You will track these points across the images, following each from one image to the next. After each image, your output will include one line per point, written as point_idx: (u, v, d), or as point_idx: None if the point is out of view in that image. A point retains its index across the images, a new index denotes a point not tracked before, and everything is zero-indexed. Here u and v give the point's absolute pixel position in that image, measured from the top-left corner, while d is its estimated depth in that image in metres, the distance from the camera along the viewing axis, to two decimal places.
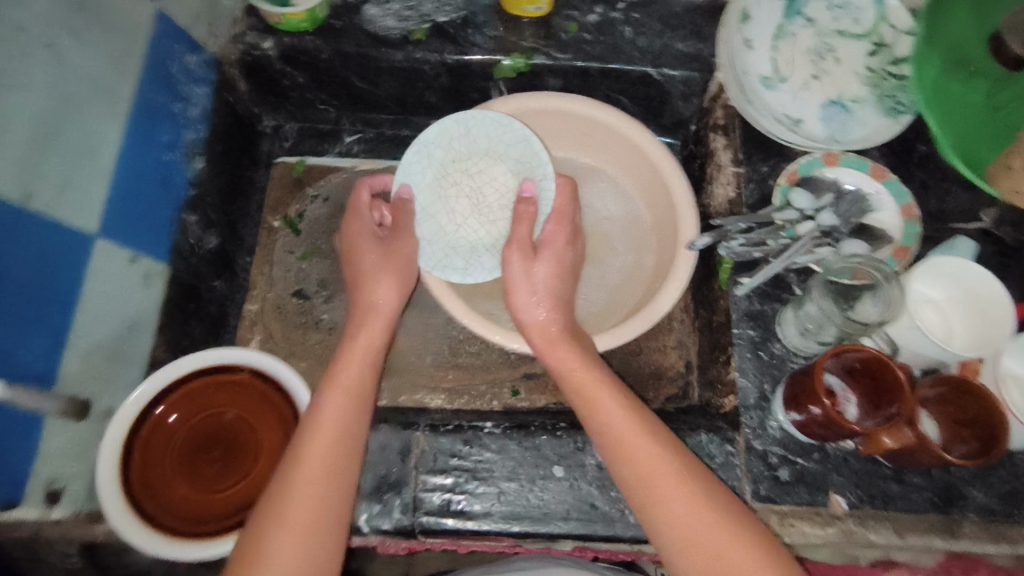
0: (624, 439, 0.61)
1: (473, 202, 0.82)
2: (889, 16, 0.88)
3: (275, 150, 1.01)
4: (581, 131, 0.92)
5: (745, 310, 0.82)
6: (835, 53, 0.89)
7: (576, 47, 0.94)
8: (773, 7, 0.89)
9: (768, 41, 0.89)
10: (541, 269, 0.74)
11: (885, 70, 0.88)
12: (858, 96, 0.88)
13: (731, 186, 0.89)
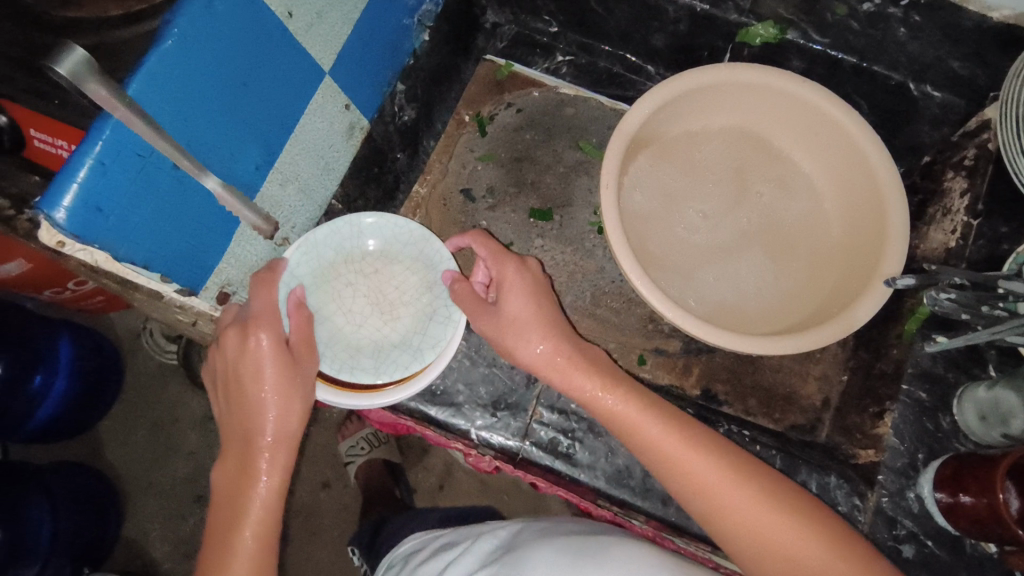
0: (660, 454, 0.56)
1: (373, 302, 0.72)
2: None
3: (487, 48, 1.00)
4: (800, 120, 0.84)
5: (924, 369, 0.74)
6: None
7: (837, 31, 0.84)
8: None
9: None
10: (512, 303, 0.62)
11: None
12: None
13: (955, 235, 0.80)
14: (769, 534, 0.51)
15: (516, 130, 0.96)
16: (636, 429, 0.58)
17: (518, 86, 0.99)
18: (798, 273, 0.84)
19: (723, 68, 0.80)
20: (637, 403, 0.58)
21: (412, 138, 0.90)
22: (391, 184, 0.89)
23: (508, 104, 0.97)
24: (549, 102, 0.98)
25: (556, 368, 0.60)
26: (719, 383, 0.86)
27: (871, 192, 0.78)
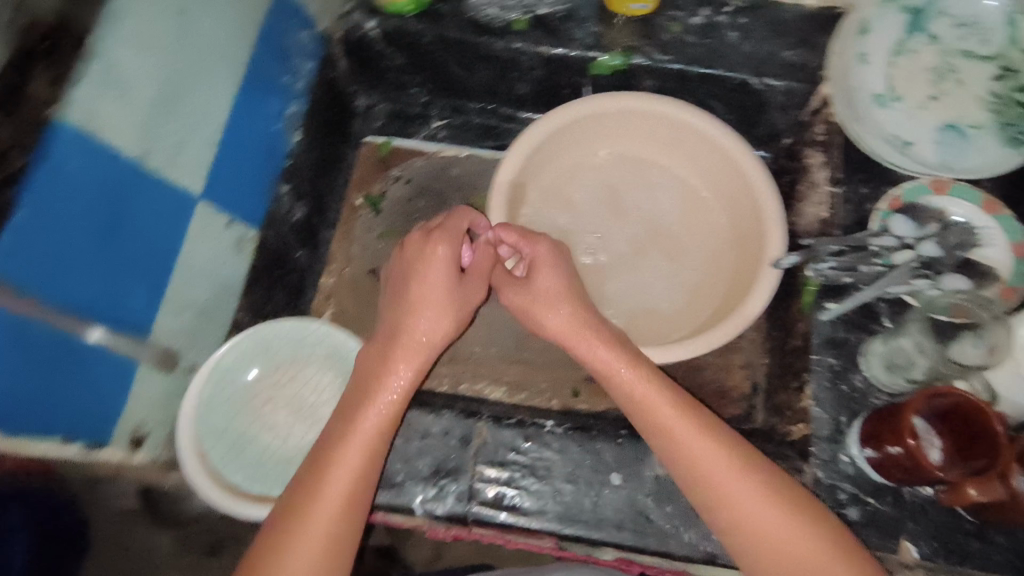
0: (647, 404, 0.64)
1: (294, 410, 0.75)
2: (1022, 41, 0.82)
3: (365, 130, 1.02)
4: (665, 133, 0.89)
5: (827, 335, 0.78)
6: (958, 74, 0.84)
7: (676, 49, 0.92)
8: (893, 23, 0.85)
9: (884, 56, 0.84)
10: (545, 276, 0.71)
11: (1011, 96, 0.82)
12: (980, 122, 0.82)
13: (825, 206, 0.84)
14: (726, 499, 0.59)
15: (409, 200, 1.00)
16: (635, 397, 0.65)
17: (400, 159, 1.03)
18: (698, 272, 0.89)
19: (578, 105, 0.85)
20: (635, 363, 0.66)
21: (308, 233, 0.91)
22: (297, 282, 0.89)
23: (397, 178, 1.01)
24: (434, 168, 1.02)
25: (577, 330, 0.69)
26: None
27: (742, 184, 0.84)
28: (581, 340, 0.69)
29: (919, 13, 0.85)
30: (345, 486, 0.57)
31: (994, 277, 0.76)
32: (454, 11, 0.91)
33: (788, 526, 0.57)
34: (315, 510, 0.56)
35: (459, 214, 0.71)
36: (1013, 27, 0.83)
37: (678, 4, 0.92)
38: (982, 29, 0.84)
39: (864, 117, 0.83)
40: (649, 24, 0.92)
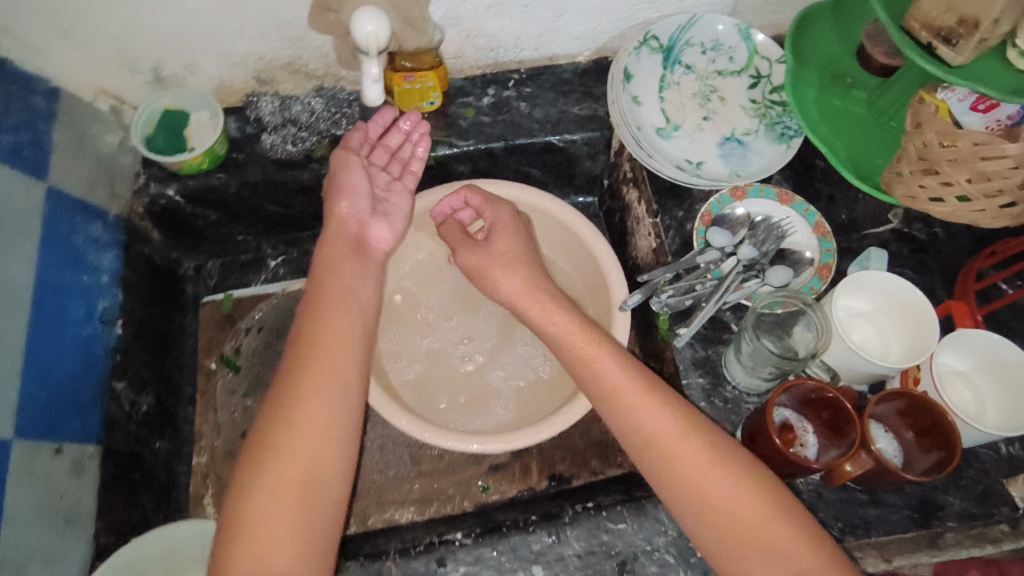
0: (582, 346, 0.73)
1: None
2: (757, 51, 0.94)
3: (201, 291, 0.98)
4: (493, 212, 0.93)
5: (691, 358, 0.83)
6: (719, 92, 0.95)
7: (477, 131, 0.96)
8: (651, 64, 0.94)
9: (654, 94, 0.93)
10: (496, 241, 0.82)
11: (767, 99, 0.94)
12: (750, 128, 0.93)
13: (653, 236, 0.91)
14: (670, 445, 0.65)
15: (265, 349, 0.95)
16: (563, 338, 0.74)
17: (247, 309, 0.98)
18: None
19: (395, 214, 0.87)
20: (580, 321, 0.75)
21: (164, 420, 0.85)
22: (165, 475, 0.84)
23: (251, 328, 0.96)
24: (287, 306, 0.98)
25: (532, 295, 0.78)
26: (558, 463, 0.89)
27: (576, 241, 0.90)
28: (546, 310, 0.77)
29: (668, 49, 0.94)
30: (303, 468, 0.62)
31: (806, 261, 0.85)
32: (253, 155, 0.90)
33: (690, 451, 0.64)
34: (276, 495, 0.60)
35: (340, 164, 0.81)
36: (746, 40, 0.94)
37: (466, 91, 0.98)
38: (722, 49, 0.95)
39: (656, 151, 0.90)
40: (446, 115, 0.96)
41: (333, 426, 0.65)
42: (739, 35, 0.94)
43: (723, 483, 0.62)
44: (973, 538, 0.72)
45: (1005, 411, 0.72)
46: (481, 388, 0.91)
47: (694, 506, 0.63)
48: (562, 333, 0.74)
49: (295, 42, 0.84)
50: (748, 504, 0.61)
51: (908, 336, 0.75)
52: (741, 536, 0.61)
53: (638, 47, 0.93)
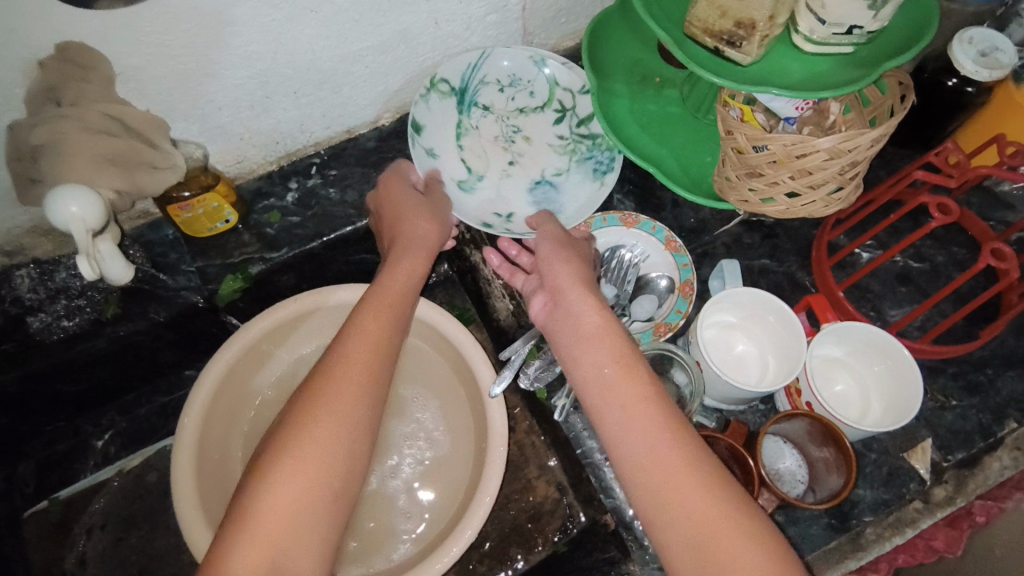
0: (572, 335, 0.63)
1: None
2: (559, 82, 0.88)
3: (15, 506, 0.81)
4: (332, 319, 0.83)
5: (581, 426, 0.77)
6: (523, 132, 0.88)
7: (289, 236, 0.85)
8: (444, 108, 0.86)
9: (450, 146, 0.86)
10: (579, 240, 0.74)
11: (577, 133, 0.87)
12: (561, 168, 0.86)
13: (507, 297, 0.85)
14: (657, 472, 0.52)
15: (114, 547, 0.81)
16: (563, 301, 0.65)
17: (81, 510, 0.83)
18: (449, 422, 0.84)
19: (216, 360, 0.76)
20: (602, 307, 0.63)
21: None
22: None
23: (91, 530, 0.82)
24: (130, 487, 0.85)
25: (552, 254, 0.70)
26: (478, 566, 0.81)
27: (428, 328, 0.82)
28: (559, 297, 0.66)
29: (462, 92, 0.86)
30: (281, 522, 0.51)
31: (665, 288, 0.80)
32: (25, 340, 0.75)
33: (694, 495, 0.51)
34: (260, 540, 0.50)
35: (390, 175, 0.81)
36: (544, 72, 0.88)
37: (266, 192, 0.86)
38: (523, 86, 0.88)
39: (464, 207, 0.83)
40: (248, 226, 0.85)
41: (325, 474, 0.53)
42: (536, 69, 0.88)
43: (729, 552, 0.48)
44: (892, 526, 0.71)
45: (886, 402, 0.70)
46: (376, 514, 0.80)
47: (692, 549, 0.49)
48: (576, 333, 0.62)
49: (30, 206, 0.71)
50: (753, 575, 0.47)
51: (779, 345, 0.73)
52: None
53: (424, 93, 0.84)
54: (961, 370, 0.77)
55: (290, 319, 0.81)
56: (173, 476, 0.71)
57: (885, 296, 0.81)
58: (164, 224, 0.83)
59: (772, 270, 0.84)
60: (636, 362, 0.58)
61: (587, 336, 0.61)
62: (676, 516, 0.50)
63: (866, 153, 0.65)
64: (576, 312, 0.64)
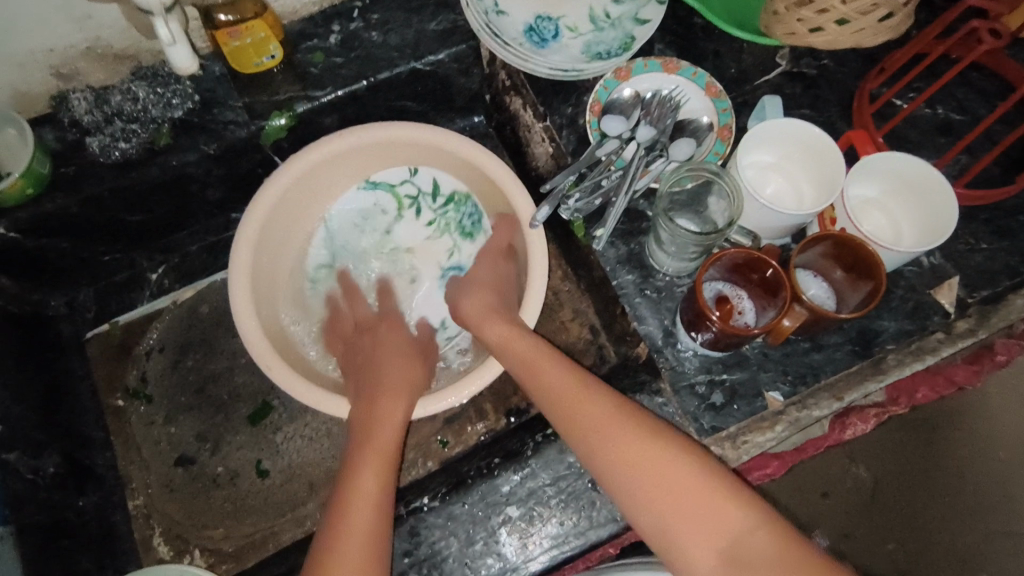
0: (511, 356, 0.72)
1: None
2: (394, 181, 0.90)
3: (80, 328, 0.89)
4: (372, 157, 0.87)
5: (616, 258, 0.79)
6: (487, 25, 0.83)
7: (332, 76, 0.86)
8: None
9: (347, 287, 0.88)
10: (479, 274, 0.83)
11: (438, 216, 0.90)
12: (576, 23, 0.86)
13: (547, 140, 0.86)
14: (623, 448, 0.59)
15: (173, 368, 0.89)
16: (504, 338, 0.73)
17: (139, 332, 0.91)
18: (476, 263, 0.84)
19: (266, 190, 0.79)
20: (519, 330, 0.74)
21: (79, 475, 0.78)
22: (101, 529, 0.77)
23: (151, 350, 0.90)
24: (183, 318, 0.91)
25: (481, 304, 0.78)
26: (511, 396, 0.87)
27: (470, 167, 0.85)
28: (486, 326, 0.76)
29: (334, 257, 0.89)
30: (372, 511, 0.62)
31: (705, 129, 0.81)
32: (83, 164, 0.78)
33: (652, 459, 0.57)
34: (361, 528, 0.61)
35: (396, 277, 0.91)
36: (377, 188, 0.90)
37: (309, 33, 0.86)
38: (375, 207, 0.90)
39: (489, 41, 0.82)
40: (293, 65, 0.85)
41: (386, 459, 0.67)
42: (368, 191, 0.90)
43: (702, 500, 0.54)
44: (914, 354, 0.74)
45: (919, 231, 0.72)
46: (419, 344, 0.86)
47: (628, 484, 0.58)
48: (516, 363, 0.72)
49: (85, 21, 0.72)
50: (726, 514, 0.53)
51: (817, 178, 0.74)
52: (671, 510, 0.55)
53: (315, 282, 0.88)
54: (993, 217, 0.77)
55: (337, 153, 0.83)
56: (229, 292, 0.76)
57: (923, 146, 0.81)
58: (213, 60, 0.83)
59: (812, 120, 0.83)
60: (573, 367, 0.68)
61: (518, 338, 0.72)
62: (614, 469, 0.59)
63: None
64: (500, 349, 0.74)
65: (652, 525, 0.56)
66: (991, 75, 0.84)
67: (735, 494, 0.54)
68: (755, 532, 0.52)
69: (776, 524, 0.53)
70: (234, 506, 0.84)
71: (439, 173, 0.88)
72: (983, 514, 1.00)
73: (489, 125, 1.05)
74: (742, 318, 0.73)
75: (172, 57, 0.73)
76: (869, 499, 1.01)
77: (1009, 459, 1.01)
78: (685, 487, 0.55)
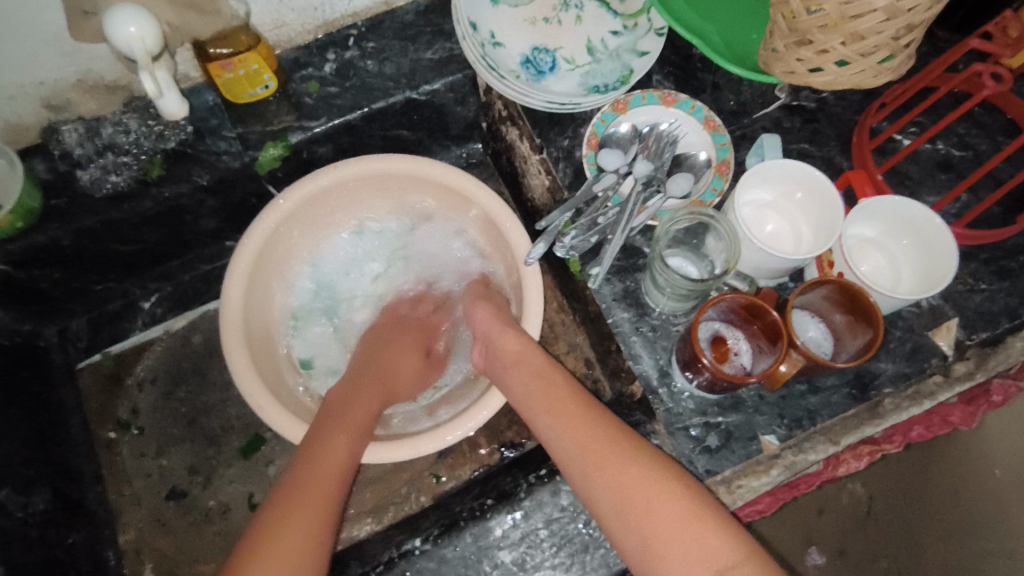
0: (521, 379, 0.69)
1: None
2: (384, 230, 0.91)
3: (72, 358, 0.89)
4: (367, 191, 0.86)
5: (612, 295, 0.78)
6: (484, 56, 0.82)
7: (327, 107, 0.85)
8: None
9: (326, 326, 0.89)
10: (475, 302, 0.81)
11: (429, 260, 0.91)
12: (572, 55, 0.85)
13: (544, 173, 0.85)
14: (625, 481, 0.55)
15: (166, 400, 0.89)
16: (509, 358, 0.71)
17: (131, 364, 0.91)
18: (479, 293, 0.83)
19: (257, 227, 0.78)
20: (533, 353, 0.71)
21: (71, 510, 0.77)
22: (91, 565, 0.76)
23: (142, 382, 0.90)
24: (177, 348, 0.92)
25: (494, 322, 0.76)
26: (506, 431, 0.86)
27: (465, 200, 0.84)
28: (492, 349, 0.74)
29: (317, 298, 0.89)
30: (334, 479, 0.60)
31: (705, 164, 0.79)
32: (75, 197, 0.77)
33: (653, 490, 0.54)
34: (315, 491, 0.58)
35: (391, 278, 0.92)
36: (366, 235, 0.91)
37: (303, 62, 0.85)
38: (363, 255, 0.91)
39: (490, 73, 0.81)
40: (286, 95, 0.84)
41: (356, 439, 0.66)
42: (358, 239, 0.91)
43: (696, 531, 0.50)
44: (911, 397, 0.73)
45: (918, 275, 0.71)
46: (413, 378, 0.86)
47: (613, 507, 0.55)
48: (516, 386, 0.69)
49: (76, 54, 0.71)
50: (718, 544, 0.49)
51: (815, 219, 0.73)
52: (660, 543, 0.51)
53: (294, 327, 0.87)
54: (994, 257, 0.77)
55: (332, 186, 0.82)
56: (224, 312, 0.75)
57: (923, 183, 0.80)
58: (205, 88, 0.82)
59: (811, 155, 0.82)
60: (586, 396, 0.65)
61: (523, 364, 0.70)
62: (600, 491, 0.56)
63: (923, 16, 0.62)
64: (506, 382, 0.71)
65: (634, 549, 0.52)
66: (993, 110, 0.83)
67: (719, 521, 0.51)
68: (735, 561, 0.48)
69: (760, 556, 0.49)
70: (227, 540, 0.84)
71: (434, 229, 0.90)
72: (977, 532, 0.99)
73: (486, 151, 1.04)
74: (738, 360, 0.72)
75: (161, 104, 0.72)
76: (864, 515, 1.00)
77: (1005, 477, 1.00)
78: (664, 510, 0.52)
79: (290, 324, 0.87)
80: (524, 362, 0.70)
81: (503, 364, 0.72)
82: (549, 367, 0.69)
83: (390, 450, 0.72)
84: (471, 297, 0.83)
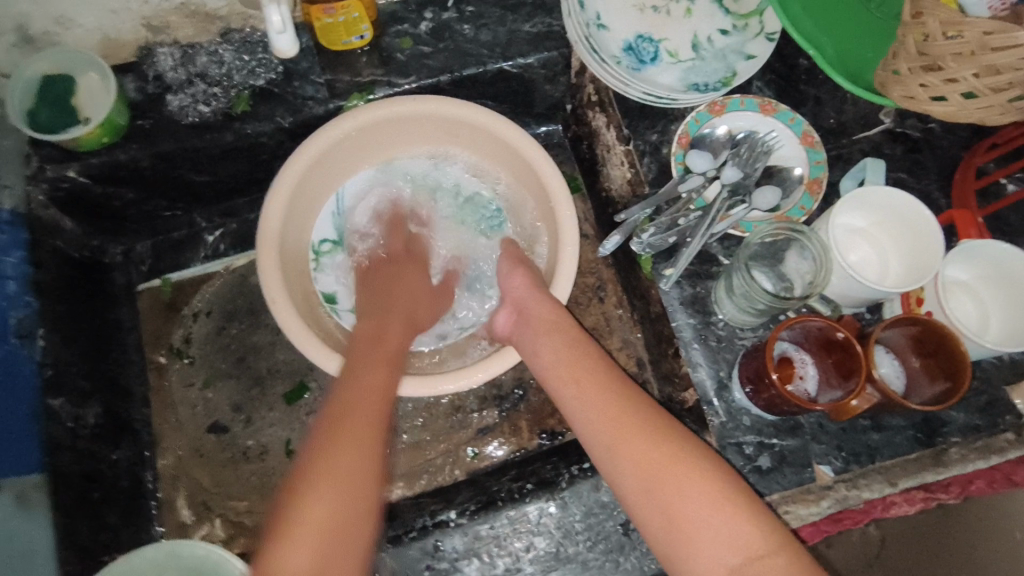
0: (552, 349, 0.67)
1: None
2: (415, 172, 0.87)
3: (134, 279, 0.90)
4: (413, 129, 0.83)
5: (680, 299, 0.77)
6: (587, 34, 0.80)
7: (418, 65, 0.83)
8: None
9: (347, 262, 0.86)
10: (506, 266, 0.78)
11: (463, 208, 0.88)
12: (676, 48, 0.82)
13: (627, 165, 0.83)
14: (663, 469, 0.54)
15: (217, 334, 0.90)
16: (544, 327, 0.69)
17: (190, 293, 0.91)
18: (512, 258, 0.79)
19: (298, 159, 0.76)
20: (565, 328, 0.69)
21: (117, 428, 0.79)
22: (126, 482, 0.78)
23: (197, 313, 0.91)
24: (234, 284, 0.92)
25: (529, 290, 0.74)
26: (549, 418, 0.85)
27: (524, 163, 0.81)
28: (522, 309, 0.73)
29: (341, 234, 0.86)
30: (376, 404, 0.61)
31: (794, 179, 0.77)
32: (161, 121, 0.77)
33: (688, 476, 0.53)
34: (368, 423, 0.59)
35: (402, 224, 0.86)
36: (395, 174, 0.87)
37: (400, 16, 0.84)
38: (391, 194, 0.88)
39: (591, 53, 0.79)
40: (379, 48, 0.83)
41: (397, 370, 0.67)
42: (387, 176, 0.87)
43: (724, 520, 0.50)
44: (979, 451, 0.70)
45: (1009, 322, 0.68)
46: None
47: (639, 487, 0.54)
48: (543, 360, 0.67)
49: None
50: (753, 535, 0.49)
51: (908, 255, 0.70)
52: (689, 534, 0.51)
53: (313, 262, 0.84)
54: None
55: (380, 119, 0.79)
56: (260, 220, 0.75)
57: (1022, 232, 0.77)
58: (302, 30, 0.81)
59: (906, 186, 0.79)
60: (615, 376, 0.63)
61: (555, 334, 0.68)
62: (627, 465, 0.56)
63: None
64: (535, 350, 0.69)
65: (659, 532, 0.52)
66: None
67: (750, 511, 0.51)
68: (767, 551, 0.49)
69: (789, 546, 0.49)
70: (260, 481, 0.85)
71: (465, 175, 0.88)
72: None
73: (567, 134, 1.02)
74: (803, 385, 0.70)
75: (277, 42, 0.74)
76: None
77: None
78: (696, 495, 0.52)
79: (308, 257, 0.84)
80: (557, 332, 0.69)
81: (533, 329, 0.70)
82: (578, 344, 0.67)
83: (418, 388, 0.71)
84: (507, 259, 0.79)
